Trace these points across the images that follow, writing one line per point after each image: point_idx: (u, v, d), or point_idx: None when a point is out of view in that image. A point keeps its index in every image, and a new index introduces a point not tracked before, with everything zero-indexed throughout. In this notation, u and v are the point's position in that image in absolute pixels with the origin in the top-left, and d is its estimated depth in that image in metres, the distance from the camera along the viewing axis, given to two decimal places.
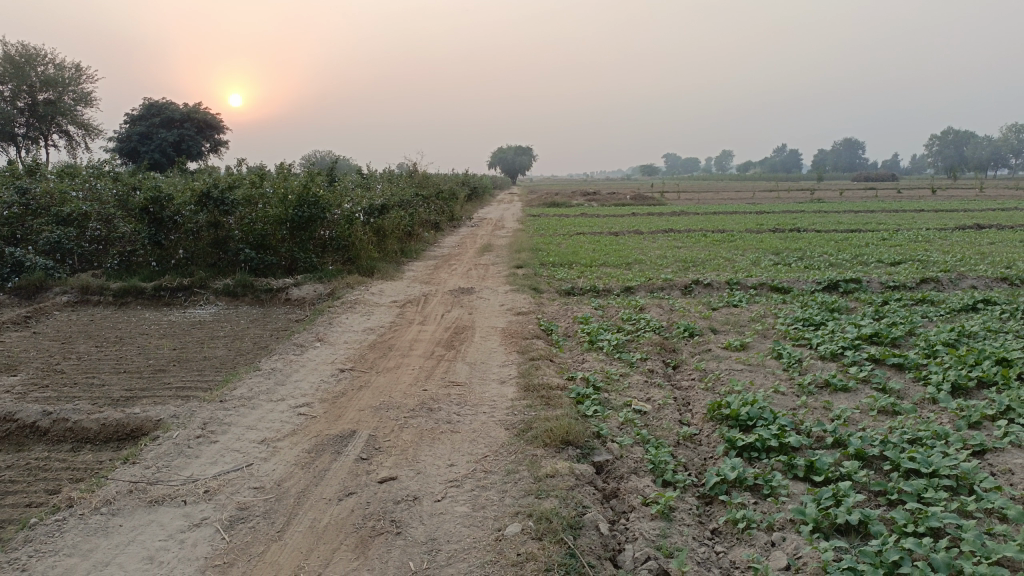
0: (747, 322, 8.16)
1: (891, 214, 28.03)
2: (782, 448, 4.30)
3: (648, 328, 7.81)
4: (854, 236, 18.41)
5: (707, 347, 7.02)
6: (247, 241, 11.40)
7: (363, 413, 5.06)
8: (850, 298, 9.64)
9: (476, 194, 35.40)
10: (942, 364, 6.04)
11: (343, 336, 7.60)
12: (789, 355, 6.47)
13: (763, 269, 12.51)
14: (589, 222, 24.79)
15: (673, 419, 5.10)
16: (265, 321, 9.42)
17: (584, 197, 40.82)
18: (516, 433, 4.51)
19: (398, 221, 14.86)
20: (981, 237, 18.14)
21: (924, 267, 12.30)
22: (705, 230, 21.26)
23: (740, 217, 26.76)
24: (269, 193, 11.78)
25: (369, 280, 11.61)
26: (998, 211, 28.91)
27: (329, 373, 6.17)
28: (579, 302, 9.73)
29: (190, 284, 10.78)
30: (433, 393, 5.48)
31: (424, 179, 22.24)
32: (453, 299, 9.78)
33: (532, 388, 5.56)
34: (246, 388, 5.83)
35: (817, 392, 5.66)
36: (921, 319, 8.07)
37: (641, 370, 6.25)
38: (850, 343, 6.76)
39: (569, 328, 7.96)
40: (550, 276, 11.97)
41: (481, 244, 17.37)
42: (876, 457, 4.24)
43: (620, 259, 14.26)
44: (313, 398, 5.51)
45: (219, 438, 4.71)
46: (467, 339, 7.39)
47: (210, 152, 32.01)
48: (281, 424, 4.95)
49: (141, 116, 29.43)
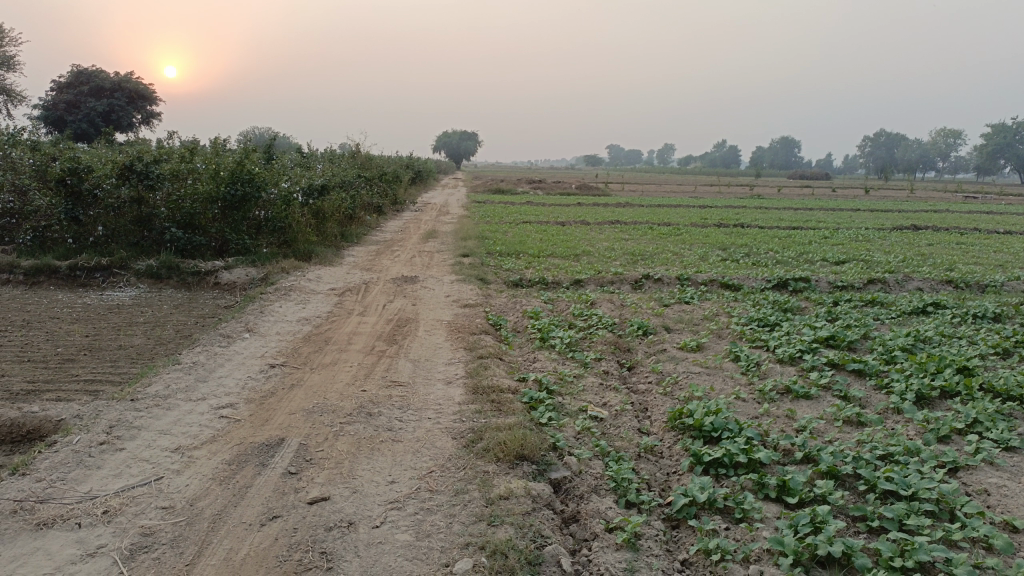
0: (701, 321, 7.89)
1: (830, 212, 28.50)
2: (751, 464, 3.99)
3: (600, 325, 7.46)
4: (797, 234, 18.50)
5: (662, 347, 6.71)
6: (174, 220, 10.63)
7: (293, 417, 4.56)
8: (800, 297, 9.51)
9: (420, 177, 34.76)
10: (903, 371, 5.85)
11: (275, 327, 7.03)
12: (748, 358, 6.21)
13: (712, 264, 12.36)
14: (535, 210, 24.43)
15: (631, 428, 4.76)
16: (190, 306, 8.74)
17: (529, 184, 40.44)
18: (464, 445, 4.09)
19: (338, 203, 14.21)
20: (920, 238, 18.44)
21: (870, 268, 12.31)
22: (652, 222, 21.13)
23: (685, 211, 26.82)
24: (199, 168, 11.02)
25: (305, 265, 10.99)
26: (932, 213, 29.73)
27: (257, 370, 5.63)
28: (527, 294, 9.33)
29: (109, 264, 9.98)
30: (373, 395, 5.00)
31: (368, 161, 21.50)
32: (395, 288, 9.27)
33: (480, 391, 5.14)
34: (163, 386, 5.24)
35: (780, 399, 5.39)
36: (874, 321, 7.94)
37: (596, 372, 5.90)
38: (809, 347, 6.53)
39: (518, 323, 7.56)
40: (497, 266, 11.55)
41: (425, 230, 16.81)
42: (849, 475, 3.97)
43: (568, 250, 13.93)
44: (238, 399, 4.97)
45: (127, 446, 4.16)
46: (410, 332, 6.92)
47: (141, 124, 30.42)
48: (198, 429, 4.41)
49: (68, 84, 27.78)
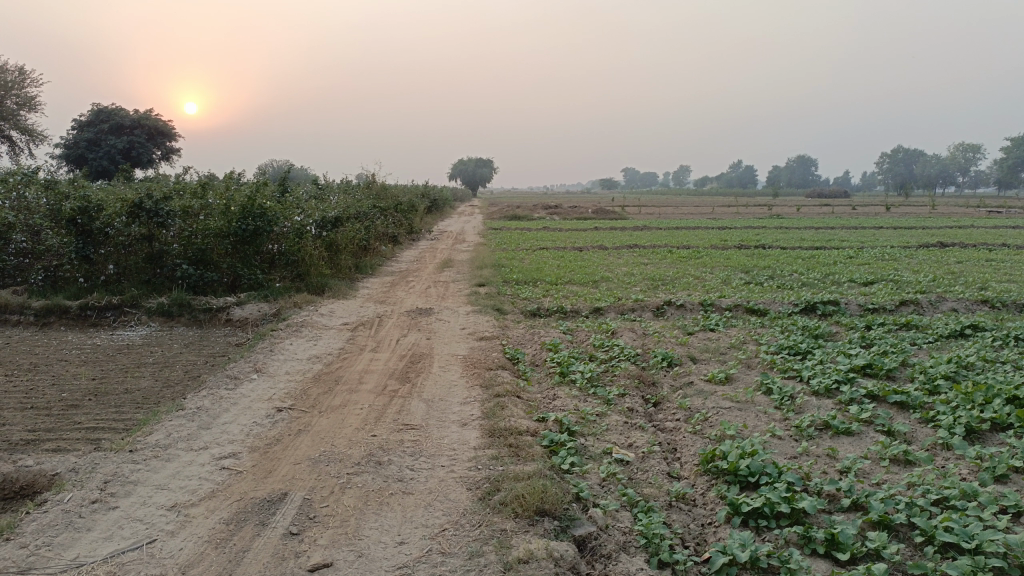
0: (728, 350, 7.54)
1: (852, 231, 28.03)
2: (794, 514, 3.64)
3: (622, 357, 7.13)
4: (821, 254, 18.07)
5: (689, 379, 6.38)
6: (185, 257, 10.48)
7: (298, 467, 4.28)
8: (830, 322, 9.13)
9: (435, 205, 34.69)
10: (949, 403, 5.47)
11: (284, 366, 6.78)
12: (780, 391, 5.85)
13: (736, 289, 11.99)
14: (552, 236, 24.17)
15: (660, 472, 4.43)
16: (200, 345, 8.53)
17: (546, 209, 40.27)
18: (480, 497, 3.78)
19: (352, 234, 14.03)
20: (947, 256, 17.93)
21: (899, 288, 11.89)
22: (671, 245, 20.79)
23: (703, 233, 26.46)
24: (211, 204, 10.88)
25: (318, 300, 10.77)
26: (956, 229, 29.14)
27: (263, 414, 5.36)
28: (546, 325, 9.04)
29: (120, 303, 9.81)
30: (383, 441, 4.71)
31: (383, 191, 21.39)
32: (409, 321, 9.01)
33: (497, 434, 4.83)
34: (164, 434, 4.98)
35: (818, 437, 5.03)
36: (911, 347, 7.54)
37: (619, 409, 5.58)
38: (845, 377, 6.16)
39: (536, 356, 7.25)
40: (514, 295, 11.28)
41: (441, 260, 16.58)
42: (903, 525, 3.61)
43: (586, 276, 13.64)
44: (242, 447, 4.70)
45: (120, 505, 3.89)
46: (424, 369, 6.63)
47: (160, 160, 30.64)
48: (197, 483, 4.14)
49: (88, 122, 28.06)
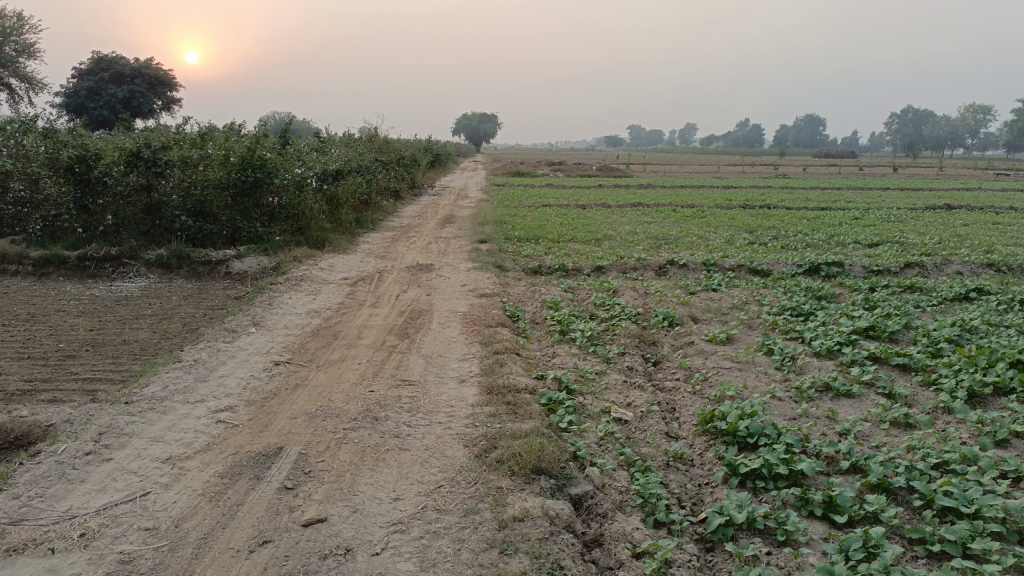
0: (730, 310, 7.48)
1: (858, 192, 27.76)
2: (792, 476, 3.61)
3: (623, 316, 7.08)
4: (826, 215, 17.91)
5: (690, 339, 6.33)
6: (184, 208, 10.37)
7: (294, 422, 4.25)
8: (834, 283, 9.05)
9: (438, 160, 34.39)
10: (952, 366, 5.42)
11: (282, 320, 6.73)
12: (782, 352, 5.80)
13: (739, 249, 11.89)
14: (556, 193, 23.97)
15: (659, 432, 4.40)
16: (199, 297, 8.48)
17: (550, 166, 39.90)
18: (476, 455, 3.76)
19: (353, 189, 13.88)
20: (954, 218, 17.76)
21: (905, 250, 11.78)
22: (675, 204, 20.62)
23: (708, 192, 26.25)
24: (209, 154, 10.74)
25: (318, 254, 10.69)
26: (963, 192, 28.87)
27: (260, 368, 5.33)
28: (547, 282, 8.98)
29: (119, 254, 9.74)
30: (380, 396, 4.68)
31: (385, 145, 21.15)
32: (409, 276, 8.95)
33: (495, 391, 4.80)
34: (161, 386, 4.96)
35: (818, 398, 5.00)
36: (915, 309, 7.48)
37: (619, 368, 5.54)
38: (847, 339, 6.10)
39: (537, 314, 7.20)
40: (515, 252, 11.19)
41: (443, 215, 16.46)
42: (901, 488, 3.60)
43: (589, 234, 13.53)
44: (238, 401, 4.67)
45: (115, 456, 3.87)
46: (423, 325, 6.59)
47: (161, 110, 30.29)
48: (193, 436, 4.12)
49: (88, 71, 27.67)
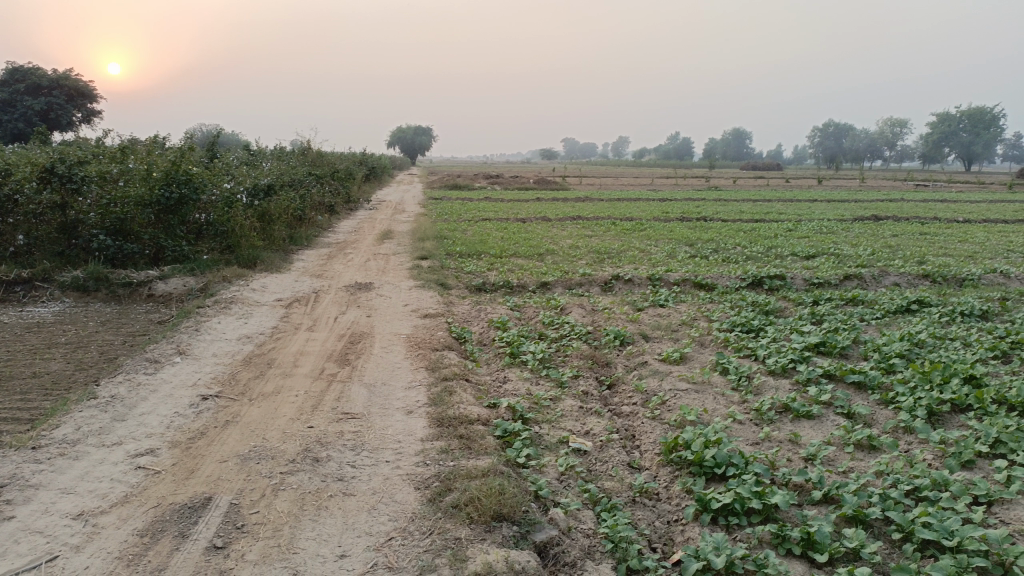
0: (680, 328, 7.33)
1: (788, 204, 28.41)
2: (766, 510, 3.42)
3: (573, 335, 6.85)
4: (762, 227, 18.20)
5: (643, 359, 6.14)
6: (102, 227, 9.71)
7: (225, 466, 3.86)
8: (778, 297, 9.04)
9: (374, 173, 33.85)
10: (907, 383, 5.35)
11: (211, 348, 6.26)
12: (737, 371, 5.66)
13: (682, 262, 11.86)
14: (494, 207, 23.76)
15: (621, 463, 4.17)
16: (120, 323, 7.91)
17: (487, 179, 39.73)
18: (429, 499, 3.44)
19: (286, 205, 13.37)
20: (883, 229, 18.25)
21: (842, 262, 11.95)
22: (614, 217, 20.67)
23: (644, 205, 26.51)
24: (130, 169, 10.15)
25: (250, 273, 10.18)
26: (886, 203, 29.88)
27: (186, 403, 4.88)
28: (491, 301, 8.70)
29: (30, 277, 9.05)
30: (321, 433, 4.31)
31: (319, 158, 20.58)
32: (348, 297, 8.54)
33: (446, 423, 4.48)
34: (73, 428, 4.47)
35: (779, 420, 4.84)
36: (861, 323, 7.47)
37: (573, 394, 5.29)
38: (801, 356, 6.00)
39: (484, 335, 6.91)
40: (457, 269, 10.89)
41: (380, 231, 16.03)
42: (878, 520, 3.44)
43: (531, 249, 13.34)
44: (161, 443, 4.24)
45: (17, 513, 3.40)
46: (365, 350, 6.22)
47: (80, 122, 28.88)
48: (109, 486, 3.68)
49: (2, 82, 26.25)
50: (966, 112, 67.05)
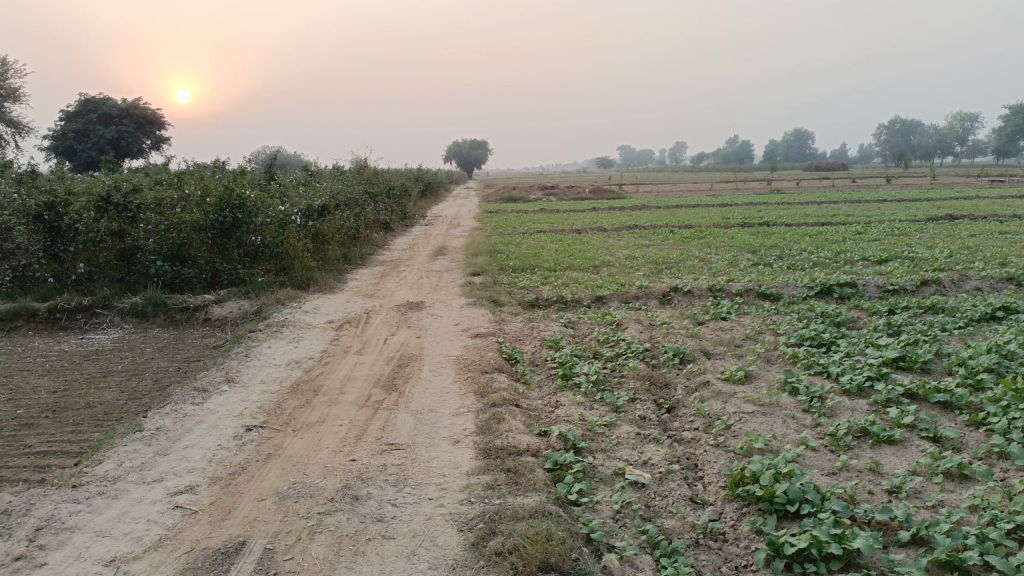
0: (743, 343, 6.92)
1: (855, 205, 27.39)
2: (846, 556, 3.06)
3: (630, 354, 6.53)
4: (827, 230, 17.49)
5: (704, 378, 5.79)
6: (159, 253, 9.79)
7: (263, 505, 3.69)
8: (849, 306, 8.52)
9: (430, 188, 34.02)
10: (999, 401, 4.87)
11: (259, 375, 6.17)
12: (808, 391, 5.26)
13: (745, 271, 11.38)
14: (550, 218, 23.53)
15: (682, 498, 3.85)
16: (174, 349, 7.92)
17: (543, 190, 39.53)
18: (473, 544, 3.20)
19: (340, 224, 13.38)
20: (959, 228, 17.30)
21: (917, 266, 11.29)
22: (673, 225, 20.20)
23: (704, 211, 25.87)
24: (187, 196, 10.26)
25: (303, 295, 10.16)
26: (961, 200, 28.48)
27: (229, 435, 4.76)
28: (545, 317, 8.43)
29: (91, 305, 9.19)
30: (363, 467, 4.12)
31: (374, 176, 20.66)
32: (398, 317, 8.40)
33: (493, 454, 4.23)
34: (115, 464, 4.38)
35: (857, 447, 4.44)
36: (942, 333, 6.94)
37: (630, 419, 4.98)
38: (878, 372, 5.55)
39: (536, 355, 6.65)
40: (510, 284, 10.66)
41: (434, 246, 15.95)
42: (976, 565, 3.05)
43: (586, 261, 13.04)
44: (201, 480, 4.10)
45: (50, 559, 3.29)
46: (413, 374, 6.04)
47: (151, 149, 29.76)
48: (144, 529, 3.55)
49: (76, 113, 27.27)
50: None
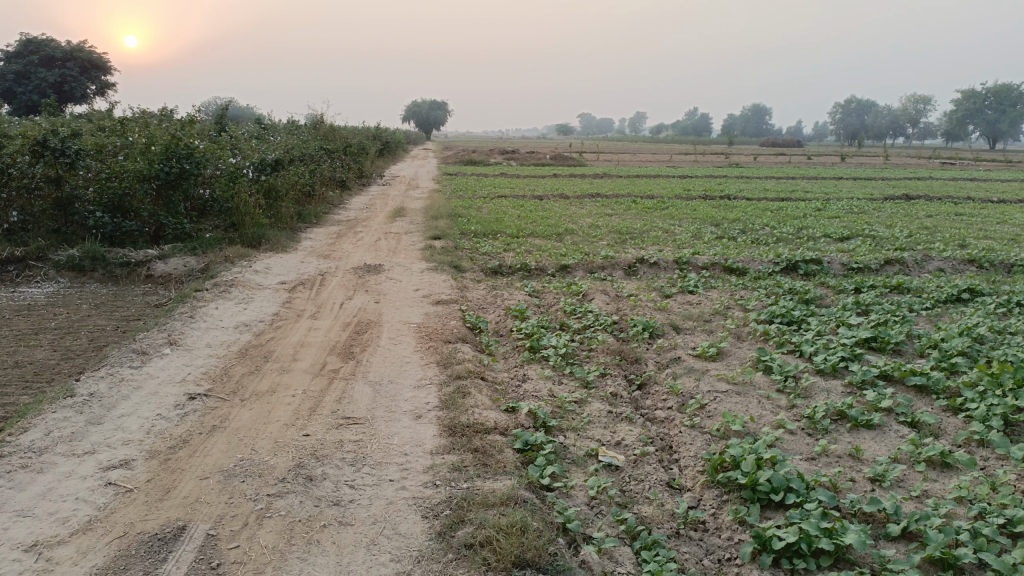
0: (713, 318, 6.74)
1: (813, 182, 27.59)
2: (836, 552, 2.88)
3: (598, 326, 6.29)
4: (789, 206, 17.51)
5: (675, 354, 5.59)
6: (99, 203, 9.16)
7: (207, 485, 3.36)
8: (816, 283, 8.42)
9: (388, 147, 33.28)
10: (976, 385, 4.77)
11: (204, 338, 5.77)
12: (783, 371, 5.09)
13: (710, 244, 11.22)
14: (511, 183, 23.15)
15: (659, 483, 3.64)
16: (114, 306, 7.43)
17: (503, 154, 39.00)
18: (439, 535, 2.95)
19: (294, 181, 12.82)
20: (916, 209, 17.44)
21: (879, 245, 11.29)
22: (635, 195, 20.02)
23: (665, 182, 25.73)
24: (131, 143, 9.65)
25: (254, 253, 9.67)
26: (915, 181, 28.87)
27: (171, 404, 4.39)
28: (509, 285, 8.14)
29: (24, 256, 8.59)
30: (318, 443, 3.80)
31: (331, 132, 19.97)
32: (355, 280, 8.02)
33: (458, 432, 3.96)
34: (42, 433, 3.97)
35: (835, 431, 4.29)
36: (910, 314, 6.86)
37: (601, 396, 4.76)
38: (852, 353, 5.42)
39: (501, 324, 6.38)
40: (472, 250, 10.33)
41: (393, 208, 15.49)
42: (970, 564, 2.89)
43: (549, 228, 12.76)
44: (137, 454, 3.74)
45: None
46: (372, 342, 5.71)
47: (96, 95, 28.31)
48: (71, 509, 3.19)
49: (16, 54, 25.72)
50: (993, 87, 65.19)
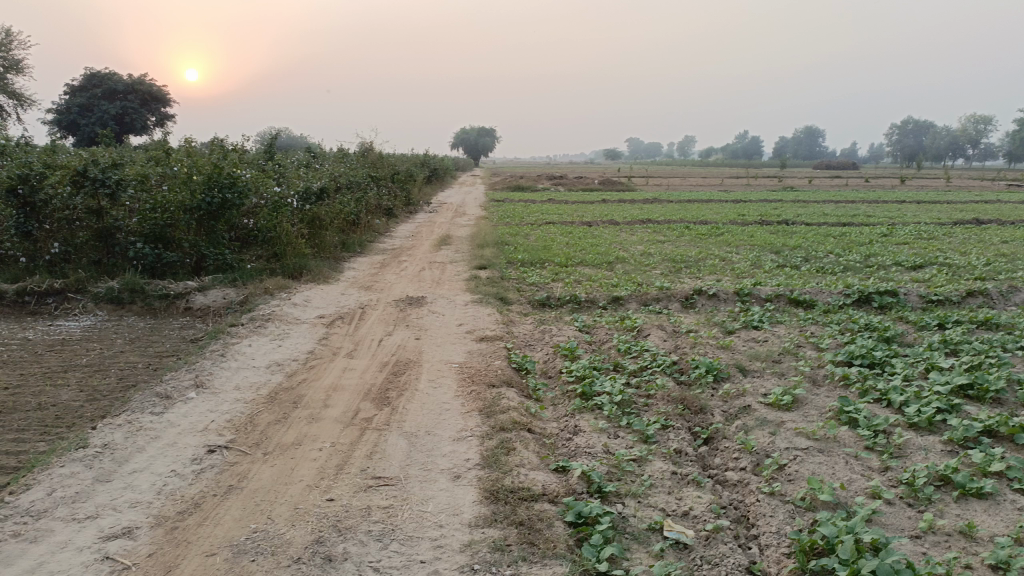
0: (782, 358, 6.14)
1: (875, 206, 26.48)
2: None
3: (656, 368, 5.75)
4: (852, 231, 16.65)
5: (744, 402, 5.01)
6: (140, 234, 9.00)
7: (212, 564, 2.94)
8: (893, 317, 7.71)
9: (436, 175, 33.25)
10: None
11: (233, 380, 5.40)
12: (869, 424, 4.48)
13: (771, 274, 10.56)
14: (560, 210, 22.68)
15: (737, 568, 3.09)
16: (149, 341, 7.15)
17: (551, 180, 38.64)
18: None
19: (338, 209, 12.58)
20: (990, 235, 16.42)
21: (956, 274, 10.47)
22: (688, 221, 19.36)
23: (718, 206, 25.01)
24: (174, 172, 9.40)
25: (294, 285, 9.38)
26: (983, 204, 27.52)
27: (188, 459, 4.00)
28: (557, 320, 7.64)
29: (63, 288, 8.43)
30: (343, 511, 3.36)
31: (379, 160, 19.85)
32: (396, 314, 7.62)
33: (502, 499, 3.48)
34: (44, 493, 3.60)
35: (939, 500, 3.67)
36: (1006, 354, 6.14)
37: (662, 454, 4.22)
38: (948, 404, 4.75)
39: (549, 365, 5.89)
40: (519, 280, 9.88)
41: (439, 235, 15.17)
42: None
43: (599, 256, 12.25)
44: (142, 521, 3.33)
45: None
46: (409, 385, 5.27)
47: (156, 127, 28.90)
48: None
49: (80, 87, 26.49)
50: None
